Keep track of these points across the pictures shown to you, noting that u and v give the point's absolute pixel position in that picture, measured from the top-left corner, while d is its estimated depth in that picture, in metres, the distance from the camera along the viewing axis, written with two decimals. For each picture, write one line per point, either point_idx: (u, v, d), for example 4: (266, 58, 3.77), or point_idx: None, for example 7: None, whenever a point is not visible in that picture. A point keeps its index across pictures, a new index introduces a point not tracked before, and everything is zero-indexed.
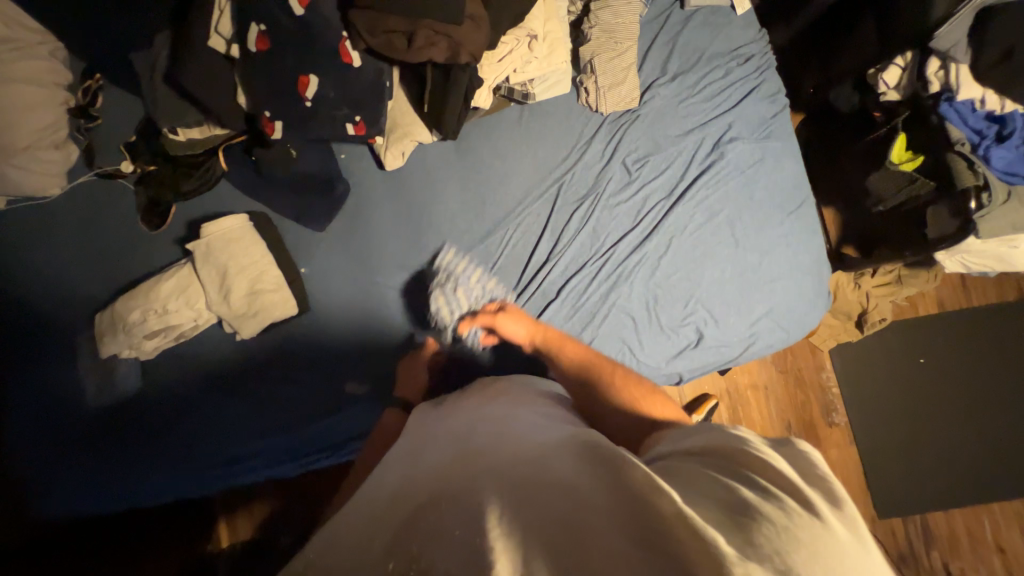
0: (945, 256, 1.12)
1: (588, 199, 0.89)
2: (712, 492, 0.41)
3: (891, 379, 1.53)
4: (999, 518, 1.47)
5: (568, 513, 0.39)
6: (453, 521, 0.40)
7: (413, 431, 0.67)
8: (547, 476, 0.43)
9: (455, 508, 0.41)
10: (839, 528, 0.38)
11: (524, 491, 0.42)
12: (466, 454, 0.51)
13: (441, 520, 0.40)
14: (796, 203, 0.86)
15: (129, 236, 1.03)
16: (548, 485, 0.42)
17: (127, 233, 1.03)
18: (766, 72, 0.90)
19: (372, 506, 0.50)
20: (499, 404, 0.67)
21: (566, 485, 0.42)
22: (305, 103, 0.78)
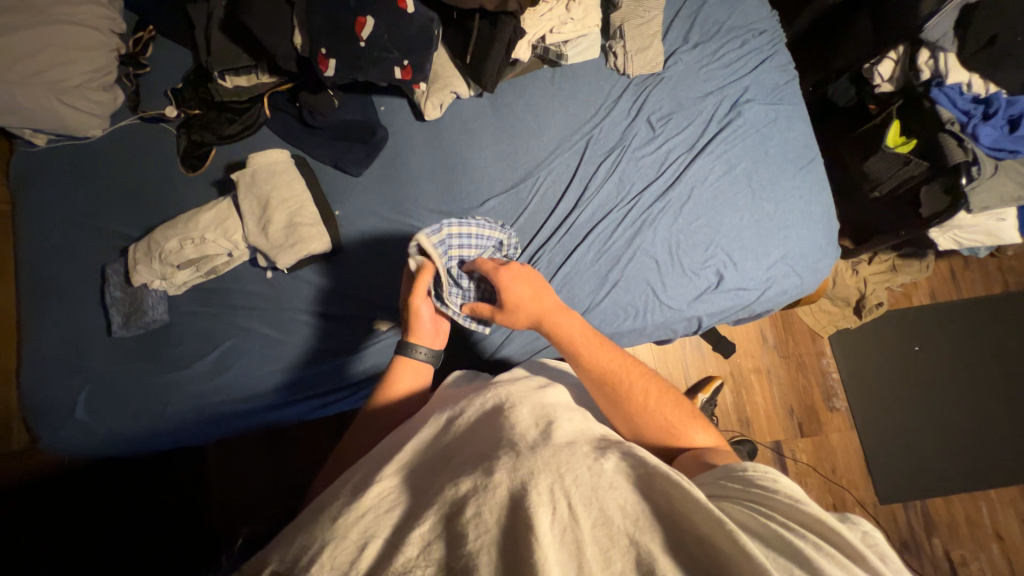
0: (939, 233, 1.22)
1: (616, 151, 0.96)
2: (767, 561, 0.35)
3: (889, 367, 1.57)
4: (996, 506, 1.49)
5: (621, 535, 0.36)
6: (504, 513, 0.37)
7: (433, 407, 0.61)
8: (596, 488, 0.39)
9: (508, 496, 0.38)
10: None
11: (574, 499, 0.38)
12: (516, 431, 0.47)
13: (495, 509, 0.38)
14: (806, 159, 0.96)
15: (159, 176, 1.03)
16: (597, 504, 0.38)
17: (155, 174, 1.03)
18: (777, 46, 1.01)
19: (423, 464, 0.47)
20: (523, 387, 0.58)
21: (618, 509, 0.37)
22: (359, 43, 0.85)
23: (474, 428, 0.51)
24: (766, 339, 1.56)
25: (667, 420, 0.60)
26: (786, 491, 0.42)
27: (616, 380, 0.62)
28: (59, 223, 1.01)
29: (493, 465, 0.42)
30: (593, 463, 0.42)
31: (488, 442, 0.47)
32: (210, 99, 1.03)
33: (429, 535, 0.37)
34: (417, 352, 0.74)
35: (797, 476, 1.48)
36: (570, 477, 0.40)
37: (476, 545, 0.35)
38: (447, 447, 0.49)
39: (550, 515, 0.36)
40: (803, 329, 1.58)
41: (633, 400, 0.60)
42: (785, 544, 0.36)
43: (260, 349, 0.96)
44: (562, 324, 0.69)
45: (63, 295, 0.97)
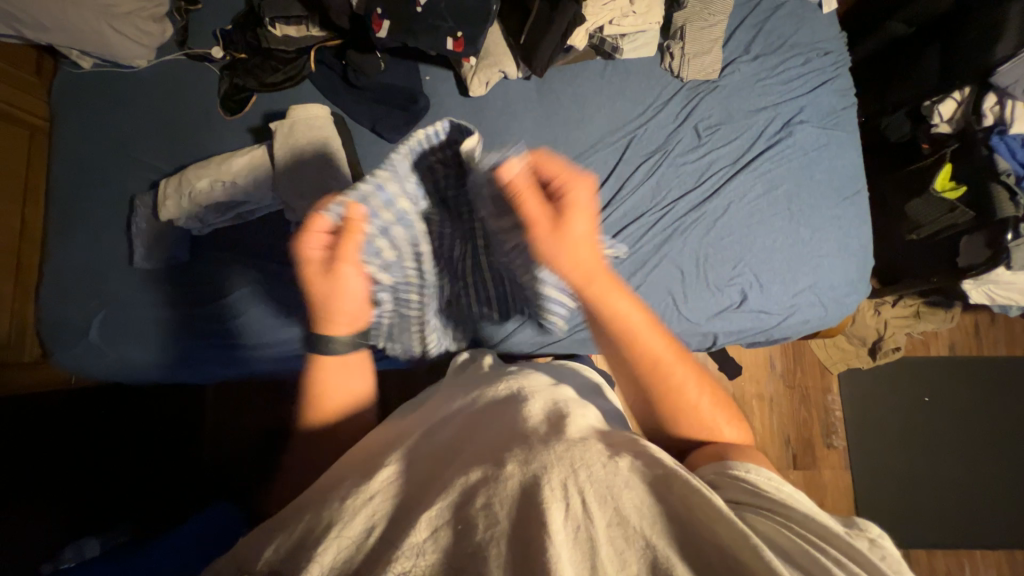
0: (973, 286, 1.18)
1: (657, 154, 0.94)
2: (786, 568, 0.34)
3: (894, 412, 1.55)
4: (979, 566, 1.48)
5: (638, 537, 0.36)
6: (514, 505, 0.38)
7: (443, 397, 0.61)
8: (611, 486, 0.39)
9: (519, 488, 0.39)
10: None
11: (588, 496, 0.38)
12: (529, 424, 0.47)
13: (506, 502, 0.38)
14: (851, 190, 0.93)
15: (198, 115, 1.03)
16: (611, 503, 0.38)
17: (195, 112, 1.03)
18: (841, 69, 0.98)
19: (430, 450, 0.48)
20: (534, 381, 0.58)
21: (634, 510, 0.38)
22: (415, 8, 0.84)
23: (487, 416, 0.51)
24: (775, 367, 1.54)
25: (703, 417, 0.58)
26: (798, 503, 0.43)
27: (666, 369, 0.58)
28: (94, 151, 1.01)
29: (504, 457, 0.42)
30: (608, 460, 0.41)
31: (501, 432, 0.47)
32: (257, 46, 1.02)
33: (438, 521, 0.37)
34: (333, 345, 0.62)
35: None
36: (584, 473, 0.39)
37: (485, 537, 0.35)
38: (458, 437, 0.49)
39: (564, 510, 0.36)
40: (814, 362, 1.55)
41: (677, 396, 0.58)
42: (807, 558, 0.35)
43: (272, 301, 0.96)
44: (614, 296, 0.57)
45: (90, 221, 0.98)
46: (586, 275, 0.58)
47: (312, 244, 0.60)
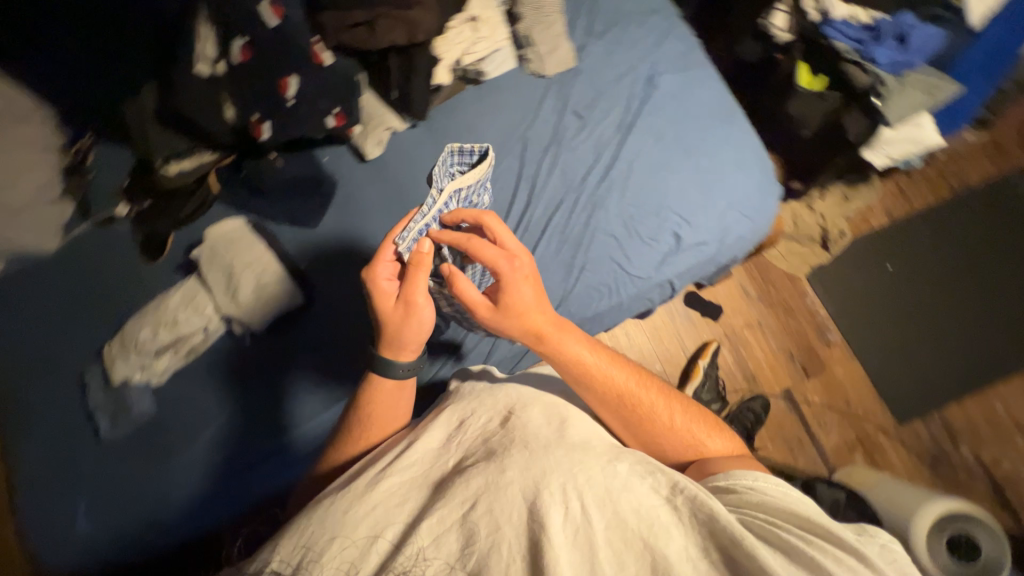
0: (872, 154, 1.29)
1: (552, 146, 1.01)
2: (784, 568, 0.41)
3: (872, 289, 1.61)
4: (1010, 397, 1.51)
5: (636, 537, 0.43)
6: (513, 509, 0.46)
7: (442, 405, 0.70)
8: (610, 489, 0.47)
9: (521, 494, 0.47)
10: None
11: (586, 502, 0.46)
12: (530, 429, 0.57)
13: (503, 509, 0.45)
14: (727, 113, 1.01)
15: (124, 273, 1.04)
16: (609, 506, 0.46)
17: (120, 271, 1.04)
18: (673, 21, 1.09)
19: (426, 468, 0.55)
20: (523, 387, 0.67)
21: (631, 509, 0.45)
22: (287, 103, 0.90)
23: (484, 433, 0.59)
24: (750, 293, 1.60)
25: (683, 433, 0.68)
26: (785, 499, 0.51)
27: (634, 399, 0.68)
28: (28, 346, 1.00)
29: (504, 464, 0.51)
30: (608, 468, 0.50)
31: (502, 440, 0.56)
32: (160, 189, 1.04)
33: (439, 529, 0.45)
34: (399, 369, 0.72)
35: (816, 415, 1.52)
36: (582, 485, 0.48)
37: (485, 542, 0.43)
38: (468, 446, 0.57)
39: (565, 512, 0.45)
40: (781, 274, 1.62)
41: (653, 420, 0.68)
42: (796, 552, 0.44)
43: (251, 408, 0.95)
44: (567, 341, 0.69)
45: (45, 414, 0.96)
46: (539, 332, 0.68)
47: (383, 276, 0.71)
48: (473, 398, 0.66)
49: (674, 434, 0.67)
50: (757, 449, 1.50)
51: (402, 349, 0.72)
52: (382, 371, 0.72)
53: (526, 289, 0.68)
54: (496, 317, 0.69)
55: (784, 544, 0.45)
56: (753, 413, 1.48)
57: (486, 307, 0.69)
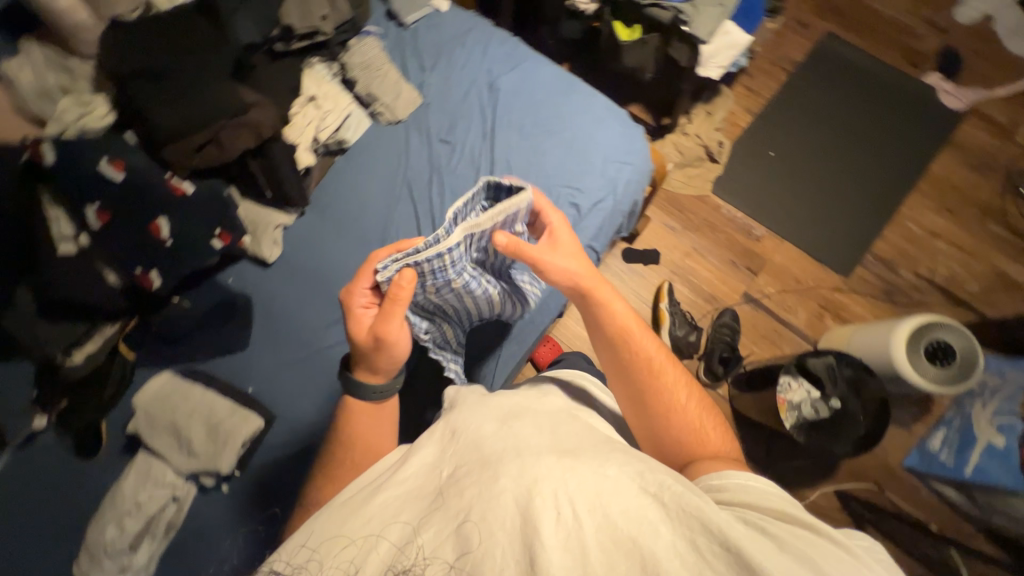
0: (704, 70, 1.39)
1: (434, 178, 1.05)
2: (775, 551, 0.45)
3: (769, 176, 1.75)
4: (915, 213, 1.69)
5: (625, 538, 0.45)
6: (506, 517, 0.49)
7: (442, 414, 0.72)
8: (600, 492, 0.48)
9: (513, 503, 0.49)
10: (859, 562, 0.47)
11: (577, 508, 0.47)
12: (523, 437, 0.59)
13: (496, 523, 0.49)
14: (569, 86, 1.09)
15: (48, 490, 0.92)
16: (600, 510, 0.47)
17: (40, 492, 0.92)
18: (488, 28, 1.16)
19: (420, 480, 0.60)
20: (519, 396, 0.71)
21: (620, 512, 0.46)
22: (165, 244, 0.90)
23: (477, 436, 0.61)
24: (674, 227, 1.71)
25: (696, 423, 0.70)
26: (765, 490, 0.56)
27: (658, 368, 0.73)
28: None
29: (499, 474, 0.53)
30: (599, 471, 0.51)
31: (492, 447, 0.59)
32: (73, 382, 0.94)
33: (435, 538, 0.50)
34: (371, 393, 0.77)
35: (778, 303, 1.63)
36: (575, 495, 0.48)
37: (479, 551, 0.47)
38: (465, 449, 0.60)
39: (556, 519, 0.47)
40: (691, 199, 1.74)
41: (671, 399, 0.70)
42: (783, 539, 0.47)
43: (247, 556, 0.86)
44: (614, 300, 0.77)
45: None
46: (591, 281, 0.77)
47: (360, 303, 0.76)
48: (466, 411, 0.67)
49: (685, 420, 0.69)
50: (745, 356, 1.59)
51: (369, 376, 0.77)
52: (354, 393, 0.77)
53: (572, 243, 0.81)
54: (552, 264, 0.76)
55: (781, 537, 0.48)
56: (727, 328, 1.57)
57: (546, 257, 0.77)
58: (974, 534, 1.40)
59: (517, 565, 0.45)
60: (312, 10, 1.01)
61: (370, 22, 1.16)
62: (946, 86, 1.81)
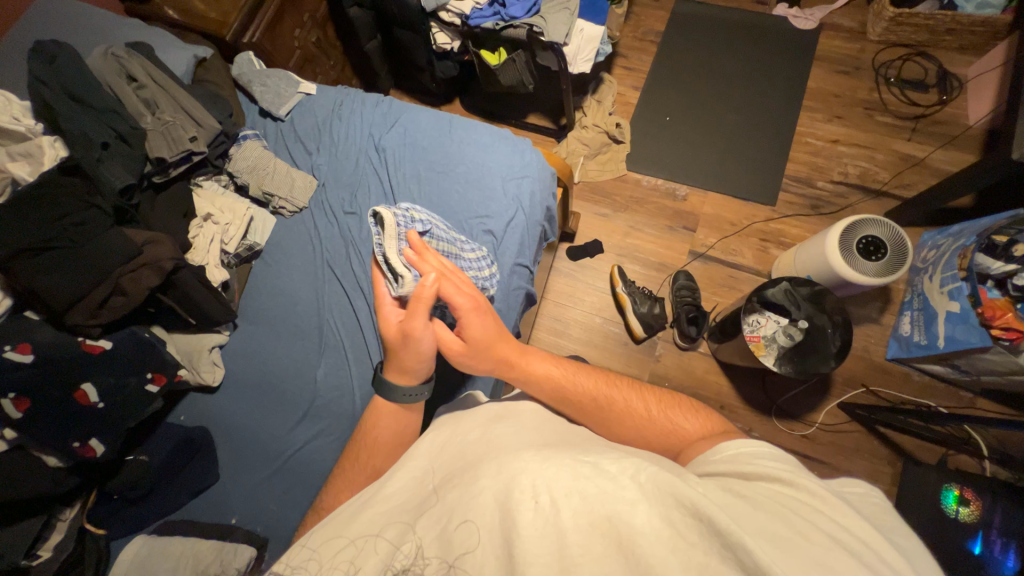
0: (575, 67, 1.47)
1: (352, 250, 1.07)
2: (754, 516, 0.45)
3: (673, 138, 1.84)
4: (811, 129, 1.80)
5: (604, 520, 0.45)
6: (489, 514, 0.48)
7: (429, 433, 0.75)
8: (577, 476, 0.48)
9: (493, 502, 0.49)
10: (855, 530, 0.45)
11: (555, 494, 0.47)
12: (499, 444, 0.60)
13: (478, 527, 0.48)
14: (450, 124, 1.13)
15: None
16: (574, 493, 0.47)
17: None
18: (360, 96, 1.20)
19: (408, 493, 0.60)
20: (487, 411, 0.72)
21: (598, 495, 0.46)
22: (98, 406, 0.87)
23: (460, 454, 0.62)
24: (605, 213, 1.76)
25: (665, 424, 0.69)
26: (763, 452, 0.56)
27: (605, 399, 0.72)
28: None
29: (478, 477, 0.53)
30: (576, 461, 0.50)
31: (474, 459, 0.59)
32: None
33: (422, 537, 0.51)
34: (397, 392, 0.76)
35: (724, 250, 1.69)
36: (550, 481, 0.48)
37: (462, 551, 0.47)
38: (448, 468, 0.61)
39: (533, 509, 0.46)
40: (612, 182, 1.80)
41: (629, 414, 0.70)
42: (769, 506, 0.47)
43: None
44: (530, 363, 0.76)
45: None
46: (505, 358, 0.76)
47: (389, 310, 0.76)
48: (454, 432, 0.69)
49: (651, 426, 0.69)
50: (711, 308, 1.63)
51: (401, 379, 0.76)
52: (385, 392, 0.76)
53: (480, 321, 0.75)
54: (461, 360, 0.76)
55: (760, 502, 0.47)
56: (686, 289, 1.60)
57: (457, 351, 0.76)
58: (975, 398, 1.45)
59: (497, 559, 0.45)
60: (176, 135, 1.01)
61: (246, 127, 1.18)
62: (794, 12, 1.96)
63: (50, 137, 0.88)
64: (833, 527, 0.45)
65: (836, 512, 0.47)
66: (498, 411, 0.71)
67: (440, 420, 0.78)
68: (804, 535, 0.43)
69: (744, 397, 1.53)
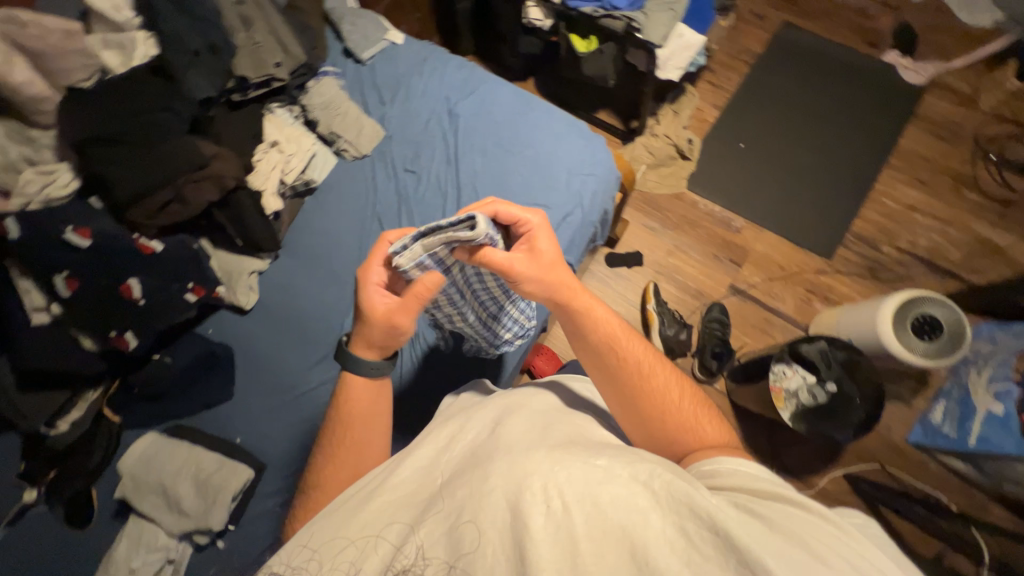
0: (663, 73, 1.41)
1: (403, 208, 1.06)
2: (773, 535, 0.44)
3: (742, 167, 1.77)
4: (889, 190, 1.70)
5: (616, 527, 0.44)
6: (500, 514, 0.48)
7: (438, 420, 0.76)
8: (589, 481, 0.48)
9: (504, 501, 0.49)
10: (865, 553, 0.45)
11: (566, 497, 0.47)
12: (511, 441, 0.59)
13: (487, 525, 0.48)
14: (528, 104, 1.10)
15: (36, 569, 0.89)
16: (587, 499, 0.46)
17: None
18: (444, 57, 1.18)
19: (414, 483, 0.61)
20: (503, 402, 0.71)
21: (610, 501, 0.46)
22: (138, 304, 0.89)
23: (471, 447, 0.63)
24: (652, 227, 1.72)
25: (690, 420, 0.67)
26: (760, 474, 0.56)
27: (646, 370, 0.70)
28: None
29: (488, 473, 0.53)
30: (589, 463, 0.50)
31: (488, 453, 0.59)
32: (60, 450, 0.92)
33: (429, 536, 0.51)
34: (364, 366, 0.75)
35: (765, 292, 1.63)
36: (562, 482, 0.48)
37: (470, 549, 0.47)
38: (455, 462, 0.61)
39: (545, 513, 0.46)
40: (667, 198, 1.75)
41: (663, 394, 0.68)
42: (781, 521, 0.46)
43: None
44: (588, 303, 0.74)
45: None
46: (569, 288, 0.74)
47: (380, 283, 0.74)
48: (465, 423, 0.69)
49: (676, 414, 0.67)
50: (738, 347, 1.59)
51: (369, 353, 0.76)
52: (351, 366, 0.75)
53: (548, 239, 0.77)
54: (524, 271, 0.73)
55: (774, 518, 0.46)
56: (717, 322, 1.56)
57: (520, 265, 0.73)
58: (989, 504, 1.39)
59: (508, 560, 0.45)
60: (263, 58, 1.02)
61: (326, 63, 1.18)
62: (905, 62, 1.84)
63: (146, 33, 0.94)
64: (847, 549, 0.44)
65: (848, 536, 0.46)
66: (515, 404, 0.69)
67: (450, 411, 0.78)
68: (822, 558, 0.42)
69: (748, 444, 1.50)
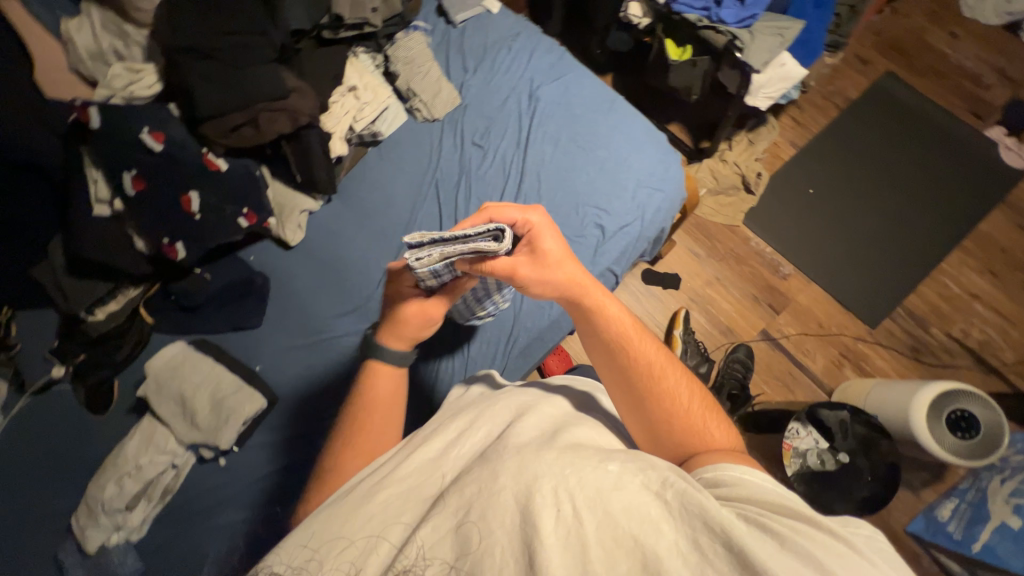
0: (752, 99, 1.35)
1: (462, 180, 1.05)
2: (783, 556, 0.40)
3: (805, 213, 1.70)
4: (955, 272, 1.61)
5: (627, 538, 0.43)
6: (510, 519, 0.47)
7: (446, 413, 0.75)
8: (600, 489, 0.47)
9: (516, 502, 0.48)
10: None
11: (578, 502, 0.46)
12: (524, 437, 0.58)
13: (498, 524, 0.48)
14: (609, 103, 1.07)
15: (51, 443, 0.93)
16: (599, 507, 0.45)
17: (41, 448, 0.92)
18: (537, 37, 1.14)
19: (418, 477, 0.61)
20: (517, 395, 0.70)
21: (622, 509, 0.45)
22: (194, 217, 0.92)
23: (480, 444, 0.62)
24: (697, 253, 1.67)
25: (699, 423, 0.63)
26: (766, 483, 0.52)
27: (656, 371, 0.66)
28: None
29: (498, 470, 0.53)
30: (601, 466, 0.49)
31: (499, 446, 0.58)
32: (93, 337, 0.95)
33: (432, 536, 0.51)
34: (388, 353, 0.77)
35: (797, 346, 1.58)
36: (573, 484, 0.47)
37: (478, 549, 0.47)
38: (461, 460, 0.61)
39: (556, 517, 0.45)
40: (720, 228, 1.69)
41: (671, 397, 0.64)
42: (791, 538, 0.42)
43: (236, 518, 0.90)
44: (602, 298, 0.70)
45: None
46: (579, 285, 0.70)
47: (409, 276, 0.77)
48: (474, 416, 0.68)
49: (685, 417, 0.63)
50: (756, 394, 1.55)
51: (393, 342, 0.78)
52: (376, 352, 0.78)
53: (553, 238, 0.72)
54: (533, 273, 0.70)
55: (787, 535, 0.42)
56: (740, 364, 1.52)
57: (523, 270, 0.70)
58: None
59: (516, 564, 0.45)
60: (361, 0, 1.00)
61: (418, 17, 1.16)
62: (1008, 142, 1.72)
63: None
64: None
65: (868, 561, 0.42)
66: (532, 400, 0.68)
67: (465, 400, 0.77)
68: None
69: None
